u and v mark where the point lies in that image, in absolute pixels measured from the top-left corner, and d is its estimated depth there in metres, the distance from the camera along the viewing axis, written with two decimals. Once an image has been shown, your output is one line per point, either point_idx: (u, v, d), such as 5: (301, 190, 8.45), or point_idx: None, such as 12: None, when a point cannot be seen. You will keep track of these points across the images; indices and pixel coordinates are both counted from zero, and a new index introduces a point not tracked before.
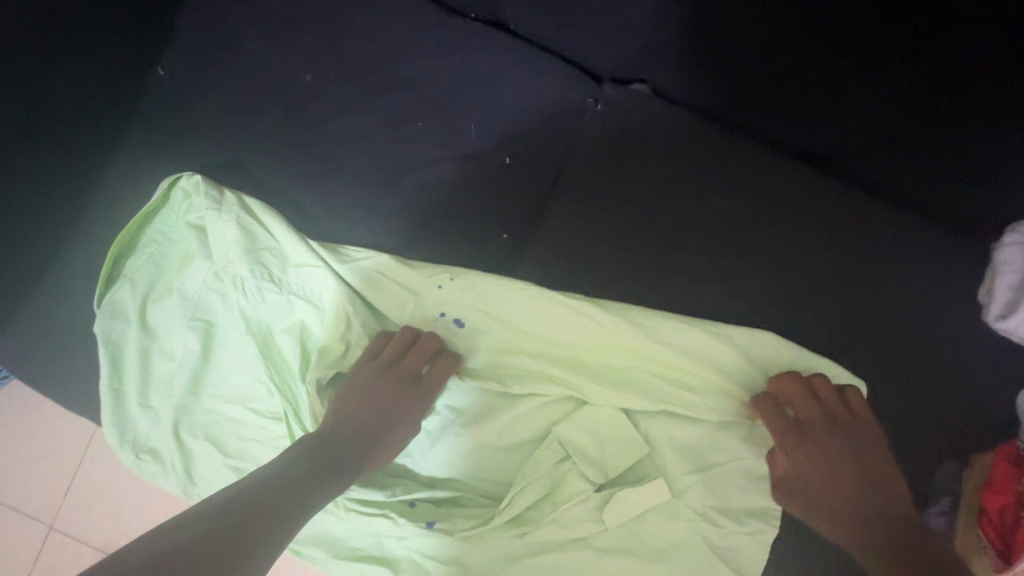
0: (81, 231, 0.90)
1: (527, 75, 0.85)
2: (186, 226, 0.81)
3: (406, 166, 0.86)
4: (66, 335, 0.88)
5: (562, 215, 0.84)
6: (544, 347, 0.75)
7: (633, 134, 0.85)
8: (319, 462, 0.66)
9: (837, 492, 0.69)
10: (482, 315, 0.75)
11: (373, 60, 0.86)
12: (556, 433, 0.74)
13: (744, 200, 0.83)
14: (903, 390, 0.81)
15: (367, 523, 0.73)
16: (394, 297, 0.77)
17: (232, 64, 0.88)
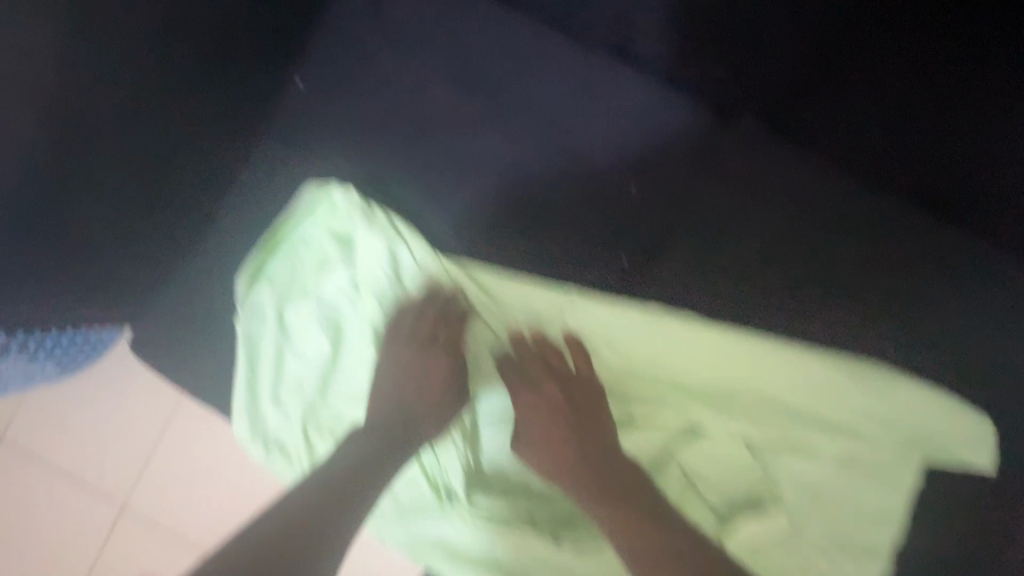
0: (207, 234, 0.91)
1: (661, 105, 0.85)
2: (326, 233, 0.82)
3: (536, 188, 0.87)
4: (197, 331, 0.91)
5: (694, 248, 0.83)
6: (670, 382, 0.77)
7: (766, 170, 0.83)
8: (374, 443, 0.73)
9: (568, 445, 0.73)
10: (607, 346, 0.76)
11: (507, 82, 0.88)
12: (680, 461, 0.79)
13: (837, 218, 0.82)
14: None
15: (495, 535, 0.78)
16: (520, 317, 0.77)
17: (367, 80, 0.90)
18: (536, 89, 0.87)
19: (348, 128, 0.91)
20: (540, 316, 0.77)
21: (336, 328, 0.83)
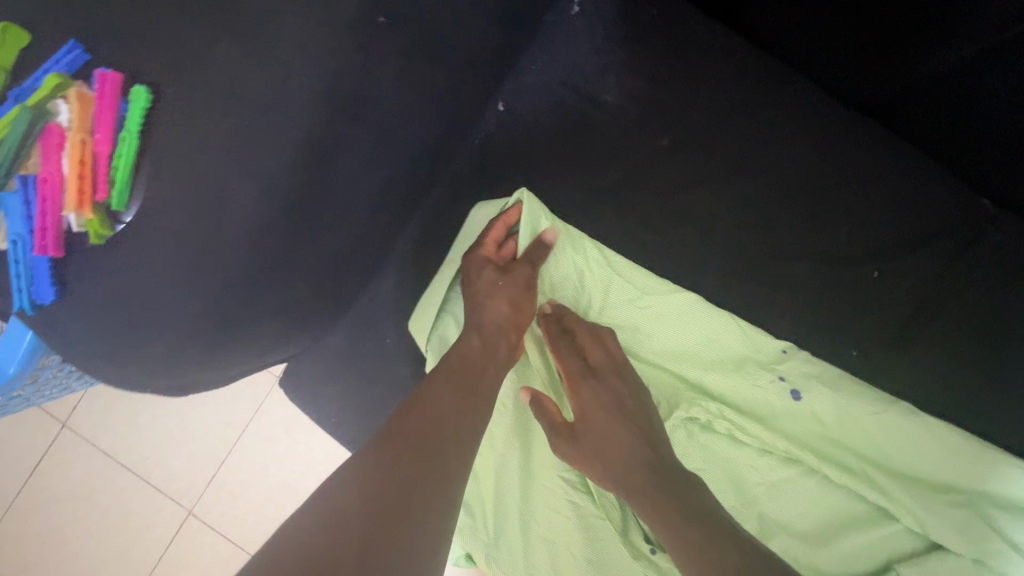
0: (385, 274, 0.77)
1: (912, 184, 0.76)
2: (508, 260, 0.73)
3: (765, 262, 0.75)
4: (361, 386, 0.77)
5: (939, 340, 0.74)
6: (881, 460, 0.67)
7: (1006, 251, 0.74)
8: (453, 389, 0.55)
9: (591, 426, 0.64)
10: (826, 395, 0.67)
11: (746, 138, 0.77)
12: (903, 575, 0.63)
13: (927, 223, 0.75)
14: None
15: None
16: (729, 355, 0.71)
17: (585, 113, 0.78)
18: (772, 153, 0.77)
19: (553, 168, 0.78)
20: (761, 354, 0.70)
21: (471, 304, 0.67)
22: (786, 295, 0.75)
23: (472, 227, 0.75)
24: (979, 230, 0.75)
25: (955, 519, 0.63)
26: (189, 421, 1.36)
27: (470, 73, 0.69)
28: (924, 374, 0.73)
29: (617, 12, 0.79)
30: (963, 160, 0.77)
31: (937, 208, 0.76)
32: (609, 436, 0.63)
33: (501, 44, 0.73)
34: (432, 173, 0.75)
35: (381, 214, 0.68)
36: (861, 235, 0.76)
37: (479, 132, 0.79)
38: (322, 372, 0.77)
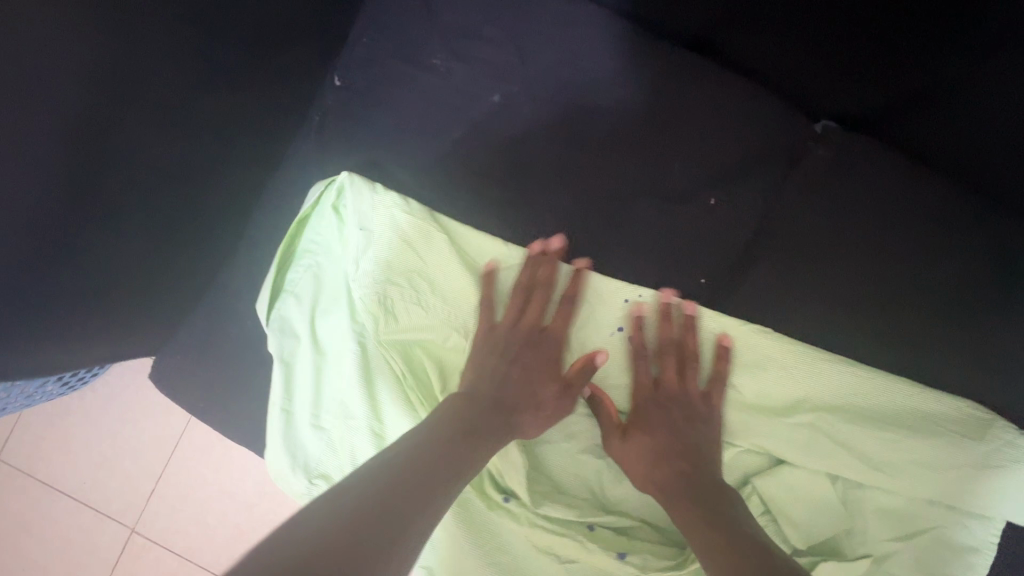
0: (244, 254, 0.82)
1: (737, 110, 0.77)
2: (345, 238, 0.74)
3: (601, 201, 0.76)
4: (231, 366, 0.80)
5: (776, 258, 0.75)
6: (726, 388, 0.71)
7: (843, 169, 0.76)
8: (465, 432, 0.62)
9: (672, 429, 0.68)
10: (666, 337, 0.71)
11: (569, 84, 0.78)
12: (757, 487, 0.69)
13: (764, 150, 0.77)
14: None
15: (551, 545, 0.67)
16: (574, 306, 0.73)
17: (412, 77, 0.79)
18: (601, 97, 0.78)
19: (386, 133, 0.79)
20: (604, 308, 0.73)
21: (336, 294, 0.74)
22: (630, 233, 0.76)
23: (304, 206, 0.75)
24: (805, 149, 0.77)
25: (796, 437, 0.69)
26: (119, 440, 1.35)
27: (273, 50, 0.71)
28: (767, 290, 0.75)
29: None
30: (788, 82, 0.79)
31: (767, 133, 0.77)
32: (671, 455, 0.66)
33: (313, 21, 0.75)
34: (264, 151, 0.77)
35: (205, 195, 0.72)
36: (696, 167, 0.76)
37: (318, 108, 0.81)
38: (199, 356, 0.80)
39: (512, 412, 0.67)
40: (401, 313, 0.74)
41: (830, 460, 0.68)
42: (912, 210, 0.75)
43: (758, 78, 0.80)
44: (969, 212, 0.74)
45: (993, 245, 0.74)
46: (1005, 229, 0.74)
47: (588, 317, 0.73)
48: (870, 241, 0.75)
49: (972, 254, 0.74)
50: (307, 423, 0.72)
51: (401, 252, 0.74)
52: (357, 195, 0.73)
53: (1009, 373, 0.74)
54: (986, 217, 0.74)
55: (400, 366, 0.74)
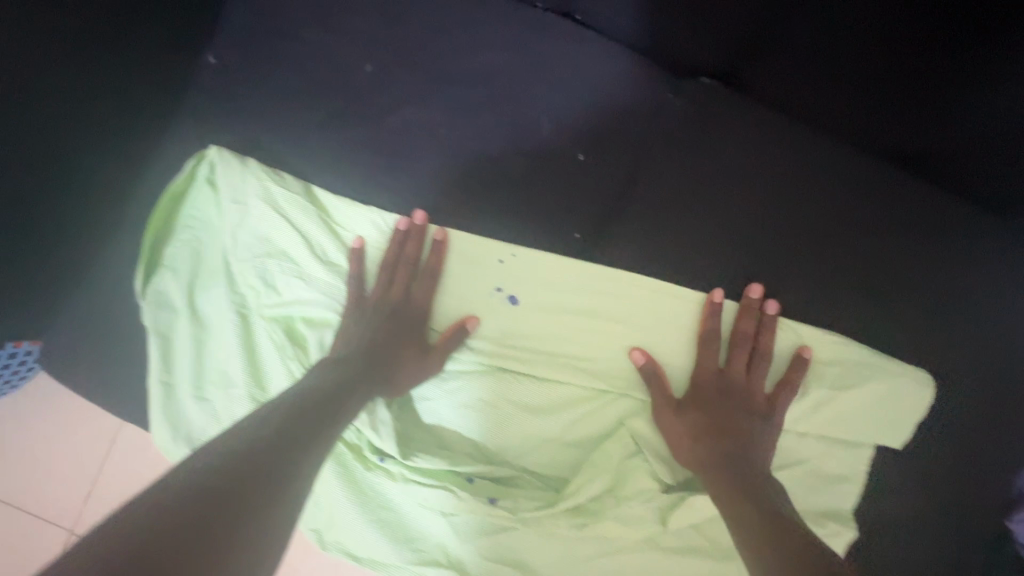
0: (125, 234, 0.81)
1: (601, 70, 0.80)
2: (219, 210, 0.74)
3: (475, 162, 0.79)
4: (117, 347, 0.79)
5: (646, 207, 0.78)
6: (597, 335, 0.74)
7: (708, 120, 0.78)
8: (337, 380, 0.63)
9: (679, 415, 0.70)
10: (539, 291, 0.75)
11: (440, 53, 0.82)
12: (628, 426, 0.72)
13: (629, 109, 0.79)
14: (1010, 408, 0.75)
15: (426, 494, 0.69)
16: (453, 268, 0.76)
17: (289, 53, 0.82)
18: (470, 63, 0.81)
19: (265, 108, 0.81)
20: (480, 268, 0.76)
21: (216, 269, 0.74)
22: (503, 192, 0.79)
23: (176, 180, 0.74)
24: (666, 101, 0.79)
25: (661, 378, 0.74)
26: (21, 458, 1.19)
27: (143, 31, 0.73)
28: (638, 239, 0.78)
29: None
30: (636, 36, 0.80)
31: (630, 89, 0.79)
32: (709, 457, 0.67)
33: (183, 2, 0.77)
34: (141, 130, 0.78)
35: (81, 174, 0.72)
36: (563, 125, 0.79)
37: (195, 87, 0.82)
38: (83, 338, 0.79)
39: (369, 372, 0.67)
40: (279, 283, 0.74)
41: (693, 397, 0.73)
42: (772, 154, 0.77)
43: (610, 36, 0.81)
44: (824, 153, 0.76)
45: (850, 182, 0.76)
46: (858, 166, 0.76)
47: (466, 279, 0.76)
48: (733, 185, 0.77)
49: (832, 192, 0.76)
50: (188, 394, 0.72)
51: (274, 222, 0.73)
52: (224, 166, 0.73)
53: (873, 306, 0.75)
54: (841, 157, 0.76)
55: (280, 336, 0.74)
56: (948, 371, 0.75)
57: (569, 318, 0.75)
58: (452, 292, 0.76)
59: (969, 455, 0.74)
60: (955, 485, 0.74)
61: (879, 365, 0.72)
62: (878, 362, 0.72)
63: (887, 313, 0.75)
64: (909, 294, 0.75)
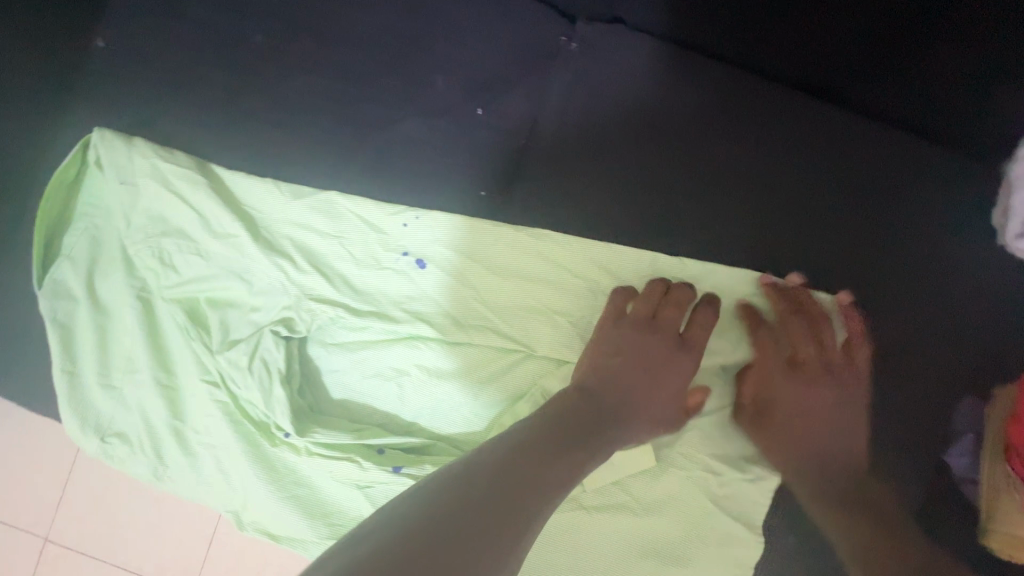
0: (26, 228, 0.80)
1: (494, 19, 0.74)
2: (112, 195, 0.73)
3: (368, 126, 0.75)
4: (33, 339, 0.80)
5: (550, 159, 0.73)
6: (507, 296, 0.72)
7: (606, 66, 0.73)
8: (564, 436, 0.58)
9: (625, 403, 0.64)
10: (446, 253, 0.72)
11: (326, 15, 0.76)
12: (539, 383, 0.71)
13: (523, 58, 0.73)
14: (946, 345, 0.71)
15: (330, 465, 0.68)
16: (355, 236, 0.73)
17: (174, 30, 0.78)
18: (359, 22, 0.76)
19: (155, 88, 0.78)
20: (385, 235, 0.73)
21: (115, 255, 0.73)
22: (401, 155, 0.75)
23: (64, 167, 0.72)
24: (560, 46, 0.73)
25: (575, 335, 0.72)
26: None
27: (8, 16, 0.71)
28: (546, 193, 0.73)
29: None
30: None
31: (524, 34, 0.73)
32: (834, 432, 0.67)
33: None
34: (26, 120, 0.76)
35: None
36: (457, 79, 0.74)
37: (84, 74, 0.79)
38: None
39: (603, 419, 0.62)
40: (178, 264, 0.72)
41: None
42: (672, 89, 0.73)
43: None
44: (721, 83, 0.73)
45: (827, 154, 0.72)
46: (756, 94, 0.73)
47: (371, 247, 0.73)
48: (638, 127, 0.73)
49: (732, 125, 0.73)
50: (94, 383, 0.71)
51: (168, 202, 0.72)
52: (111, 148, 0.72)
53: (825, 261, 0.72)
54: (738, 85, 0.73)
55: (182, 319, 0.72)
56: (879, 308, 0.71)
57: (475, 278, 0.72)
58: (358, 265, 0.73)
59: (903, 394, 0.71)
60: (891, 427, 0.71)
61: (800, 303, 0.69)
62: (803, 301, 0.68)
63: (806, 249, 0.72)
64: (826, 224, 0.72)
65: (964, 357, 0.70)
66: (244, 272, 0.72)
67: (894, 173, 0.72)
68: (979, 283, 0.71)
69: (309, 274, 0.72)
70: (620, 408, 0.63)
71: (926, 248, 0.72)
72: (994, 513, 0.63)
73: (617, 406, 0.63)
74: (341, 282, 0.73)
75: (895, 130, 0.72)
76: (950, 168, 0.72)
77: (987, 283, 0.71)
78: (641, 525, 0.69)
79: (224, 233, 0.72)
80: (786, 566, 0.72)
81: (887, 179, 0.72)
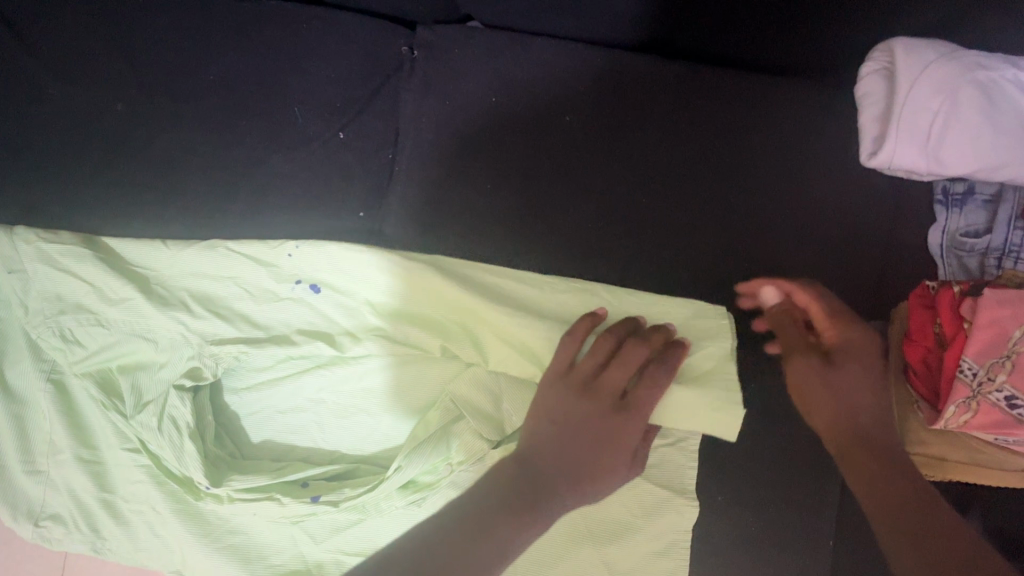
0: None
1: (340, 42, 0.76)
2: (3, 282, 0.73)
3: (241, 169, 0.77)
4: None
5: (420, 169, 0.75)
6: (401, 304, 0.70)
7: (455, 67, 0.75)
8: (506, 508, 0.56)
9: (565, 466, 0.58)
10: (335, 272, 0.70)
11: (177, 68, 0.77)
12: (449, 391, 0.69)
13: (376, 76, 0.76)
14: (845, 275, 0.71)
15: (253, 507, 0.68)
16: (243, 270, 0.72)
17: (32, 113, 0.78)
18: (212, 69, 0.77)
19: (26, 175, 0.78)
20: (276, 267, 0.72)
21: (17, 342, 0.74)
22: (278, 191, 0.76)
23: None
24: (407, 58, 0.76)
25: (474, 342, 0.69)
26: None
27: None
28: (422, 203, 0.75)
29: (12, 6, 0.77)
30: None
31: (370, 51, 0.76)
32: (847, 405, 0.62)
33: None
34: None
35: None
36: (316, 108, 0.76)
37: None
38: None
39: (550, 485, 0.58)
40: (81, 338, 0.72)
41: (500, 356, 0.68)
42: (520, 82, 0.74)
43: (338, 4, 0.77)
44: (566, 71, 0.74)
45: (705, 111, 0.73)
46: (600, 76, 0.74)
47: (263, 280, 0.72)
48: (497, 123, 0.74)
49: (586, 109, 0.74)
50: (20, 471, 0.73)
51: (59, 279, 0.72)
52: None
53: (716, 212, 0.73)
54: (582, 71, 0.74)
55: (94, 391, 0.72)
56: (769, 249, 0.72)
57: (372, 292, 0.70)
58: (255, 301, 0.72)
59: None
60: None
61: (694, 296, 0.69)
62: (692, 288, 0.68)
63: (692, 206, 0.73)
64: (698, 186, 0.73)
65: (858, 285, 0.71)
66: (140, 334, 0.72)
67: (752, 121, 0.73)
68: (856, 208, 0.72)
69: (205, 321, 0.71)
70: (561, 475, 0.58)
71: (800, 187, 0.72)
72: (906, 434, 0.63)
73: (560, 469, 0.59)
74: (247, 322, 0.72)
75: (736, 79, 0.73)
76: (801, 104, 0.73)
77: (866, 207, 0.72)
78: (575, 512, 0.68)
79: (118, 296, 0.71)
80: (729, 520, 0.72)
81: (742, 129, 0.73)
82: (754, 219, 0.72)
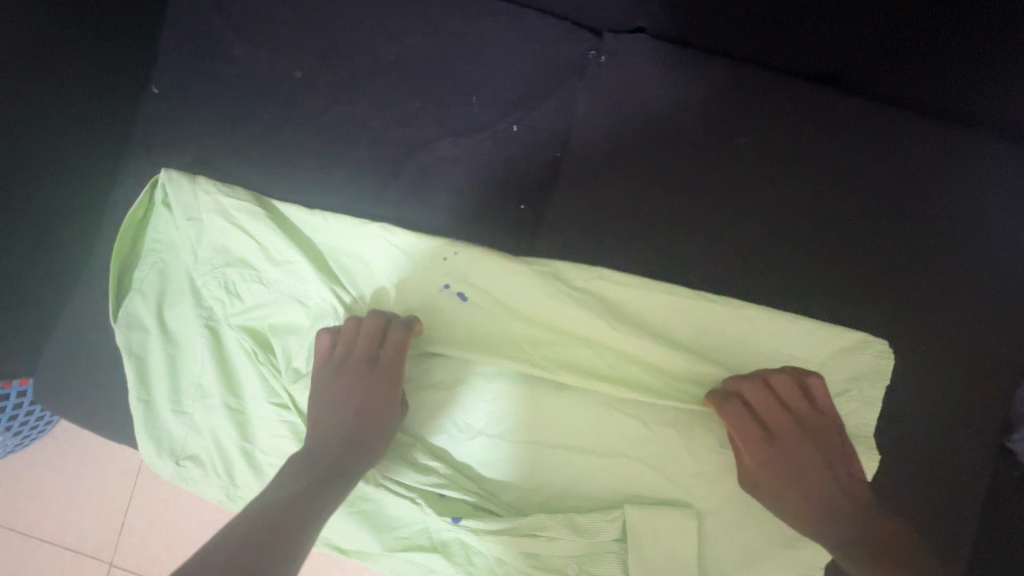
0: (96, 269, 0.83)
1: (525, 40, 0.79)
2: (176, 227, 0.76)
3: (409, 147, 0.79)
4: (102, 374, 0.82)
5: (587, 169, 0.76)
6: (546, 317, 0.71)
7: (635, 78, 0.76)
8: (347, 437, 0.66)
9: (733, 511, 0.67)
10: (495, 270, 0.71)
11: (363, 45, 0.80)
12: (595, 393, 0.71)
13: (555, 75, 0.78)
14: (1007, 332, 0.72)
15: (396, 502, 0.71)
16: (402, 260, 0.73)
17: (220, 69, 0.82)
18: (392, 50, 0.80)
19: (206, 127, 0.82)
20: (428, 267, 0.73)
21: (179, 286, 0.77)
22: (446, 174, 0.78)
23: (133, 209, 0.76)
24: (589, 61, 0.78)
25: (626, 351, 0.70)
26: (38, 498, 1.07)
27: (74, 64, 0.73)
28: (586, 203, 0.76)
29: None
30: None
31: (554, 51, 0.78)
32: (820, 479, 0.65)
33: (117, 40, 0.78)
34: (94, 164, 0.79)
35: (48, 217, 0.74)
36: (492, 97, 0.78)
37: (141, 118, 0.84)
38: (69, 372, 0.81)
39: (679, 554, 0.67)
40: (242, 292, 0.75)
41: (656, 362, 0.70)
42: (699, 100, 0.76)
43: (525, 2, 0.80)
44: (746, 96, 0.76)
45: (878, 152, 0.74)
46: (776, 106, 0.75)
47: (420, 270, 0.73)
48: (669, 135, 0.76)
49: (761, 135, 0.75)
50: (169, 410, 0.75)
51: (232, 233, 0.75)
52: (173, 181, 0.75)
53: (879, 254, 0.73)
54: (761, 98, 0.76)
55: (248, 344, 0.75)
56: (930, 295, 0.72)
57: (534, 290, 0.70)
58: (412, 281, 0.73)
59: (968, 383, 0.71)
60: (947, 420, 0.71)
61: (854, 343, 0.68)
62: (851, 340, 0.68)
63: (855, 243, 0.73)
64: (863, 225, 0.73)
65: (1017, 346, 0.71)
66: (300, 296, 0.74)
67: (926, 168, 0.74)
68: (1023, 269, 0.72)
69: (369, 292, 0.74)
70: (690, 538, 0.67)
71: (966, 239, 0.73)
72: None
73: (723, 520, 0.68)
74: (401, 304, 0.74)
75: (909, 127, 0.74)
76: (976, 159, 0.73)
77: None
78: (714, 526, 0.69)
79: (285, 258, 0.74)
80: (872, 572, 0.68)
81: (914, 176, 0.74)
82: (916, 264, 0.73)
